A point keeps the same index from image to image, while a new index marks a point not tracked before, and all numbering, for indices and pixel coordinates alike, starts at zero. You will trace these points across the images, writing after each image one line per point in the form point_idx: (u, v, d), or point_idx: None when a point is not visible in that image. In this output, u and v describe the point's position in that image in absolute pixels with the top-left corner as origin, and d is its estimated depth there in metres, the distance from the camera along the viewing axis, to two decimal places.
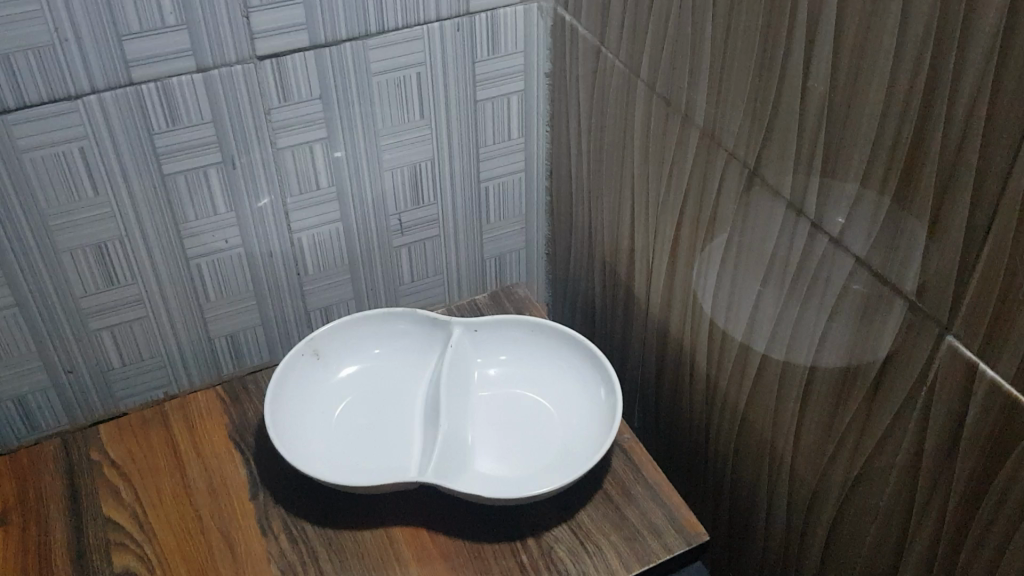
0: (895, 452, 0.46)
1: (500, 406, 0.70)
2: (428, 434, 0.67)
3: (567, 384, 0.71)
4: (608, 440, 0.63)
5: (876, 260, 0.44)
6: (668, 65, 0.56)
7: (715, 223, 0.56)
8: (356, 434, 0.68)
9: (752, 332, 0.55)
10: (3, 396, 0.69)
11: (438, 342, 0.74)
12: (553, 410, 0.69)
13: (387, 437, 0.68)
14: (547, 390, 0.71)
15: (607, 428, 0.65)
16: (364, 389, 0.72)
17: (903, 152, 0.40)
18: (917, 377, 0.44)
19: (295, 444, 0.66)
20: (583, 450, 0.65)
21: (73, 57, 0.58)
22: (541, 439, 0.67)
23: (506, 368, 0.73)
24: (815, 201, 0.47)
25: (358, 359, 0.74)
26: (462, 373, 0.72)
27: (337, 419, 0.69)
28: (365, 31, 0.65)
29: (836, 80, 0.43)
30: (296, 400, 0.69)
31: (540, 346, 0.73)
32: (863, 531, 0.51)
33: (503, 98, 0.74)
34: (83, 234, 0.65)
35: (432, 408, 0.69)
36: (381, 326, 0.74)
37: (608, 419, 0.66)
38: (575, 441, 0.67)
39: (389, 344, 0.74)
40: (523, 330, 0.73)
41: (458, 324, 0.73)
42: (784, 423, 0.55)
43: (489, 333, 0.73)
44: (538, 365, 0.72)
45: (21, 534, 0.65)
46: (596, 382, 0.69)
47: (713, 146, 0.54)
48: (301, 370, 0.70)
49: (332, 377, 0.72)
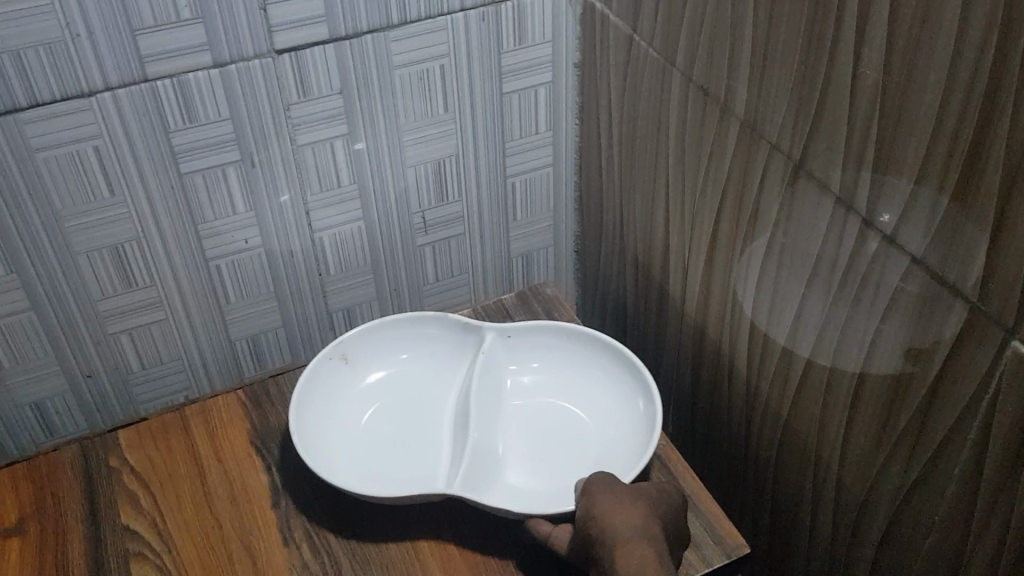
0: (953, 463, 0.43)
1: (536, 415, 0.68)
2: (458, 441, 0.65)
3: (605, 392, 0.68)
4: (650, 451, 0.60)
5: (933, 260, 0.41)
6: (706, 54, 0.53)
7: (756, 220, 0.53)
8: (385, 441, 0.66)
9: (796, 336, 0.52)
10: (20, 401, 0.68)
11: (469, 346, 0.71)
12: (588, 422, 0.67)
13: (415, 445, 0.66)
14: (584, 399, 0.68)
15: (648, 438, 0.63)
16: (394, 394, 0.70)
17: (966, 143, 0.37)
18: (978, 385, 0.41)
19: (319, 451, 0.64)
20: (623, 461, 0.63)
21: (86, 53, 0.56)
22: (578, 451, 0.65)
23: (540, 376, 0.70)
24: (866, 196, 0.44)
25: (387, 364, 0.71)
26: (495, 381, 0.69)
27: (366, 425, 0.67)
28: (387, 22, 0.62)
29: (890, 67, 0.40)
30: (320, 405, 0.67)
31: (577, 352, 0.70)
32: (916, 546, 0.48)
33: (530, 91, 0.71)
34: (99, 235, 0.63)
35: (463, 416, 0.67)
36: (410, 332, 0.72)
37: (648, 429, 0.63)
38: (614, 452, 0.64)
39: (419, 350, 0.72)
40: (559, 336, 0.70)
41: (490, 330, 0.71)
42: (831, 432, 0.52)
43: (522, 339, 0.71)
44: (575, 374, 0.70)
45: (39, 545, 0.64)
46: (636, 390, 0.66)
47: (754, 139, 0.51)
48: (328, 374, 0.68)
49: (360, 382, 0.70)
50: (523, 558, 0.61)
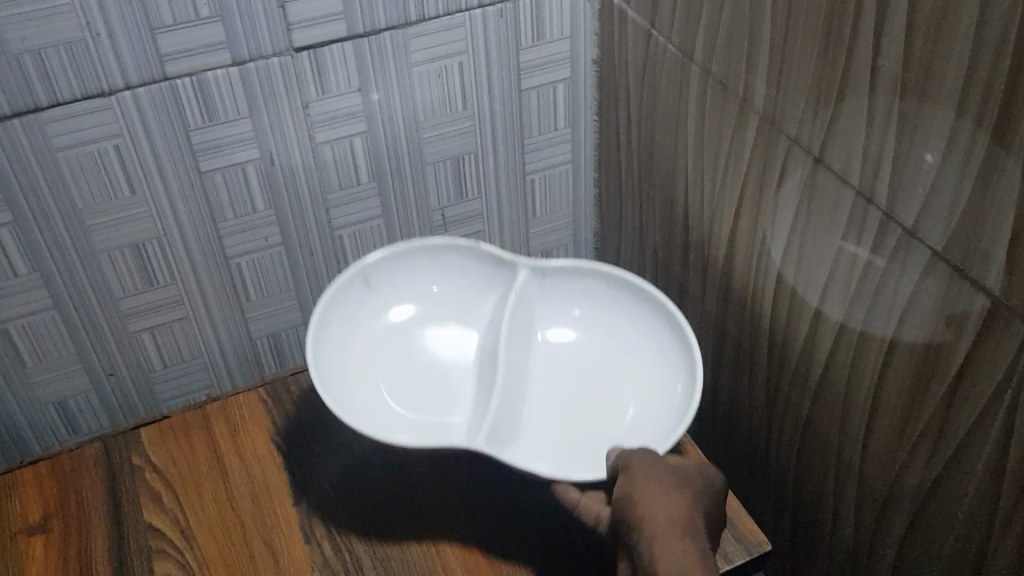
0: (976, 459, 0.43)
1: (566, 370, 0.66)
2: (481, 394, 0.64)
3: (644, 342, 0.65)
4: (689, 415, 0.58)
5: (955, 252, 0.40)
6: (724, 48, 0.53)
7: (776, 215, 0.53)
8: (403, 388, 0.65)
9: (817, 329, 0.52)
10: (44, 399, 0.68)
11: (495, 283, 0.69)
12: (621, 376, 0.65)
13: (435, 397, 0.65)
14: (623, 352, 0.66)
15: (687, 398, 0.60)
16: (413, 334, 0.68)
17: (988, 134, 0.37)
18: (1001, 379, 0.40)
19: (337, 384, 0.63)
20: (662, 423, 0.60)
21: (106, 53, 0.56)
22: (614, 412, 0.63)
23: (575, 324, 0.68)
24: (887, 189, 0.43)
25: (408, 295, 0.70)
26: (523, 325, 0.67)
27: (384, 367, 0.66)
28: (405, 19, 0.62)
29: (910, 57, 0.40)
30: (340, 337, 0.66)
31: (615, 297, 0.67)
32: (939, 543, 0.47)
33: (549, 87, 0.71)
34: (121, 233, 0.63)
35: (490, 367, 0.65)
36: (436, 262, 0.70)
37: (687, 386, 0.60)
38: (652, 413, 0.61)
39: (442, 282, 0.70)
40: (597, 280, 0.67)
41: (525, 267, 0.68)
42: (852, 427, 0.51)
43: (559, 279, 0.68)
44: (613, 323, 0.67)
45: (63, 541, 0.64)
46: (673, 340, 0.63)
47: (774, 133, 0.50)
48: (348, 302, 0.67)
49: (379, 312, 0.68)
50: (542, 558, 0.61)
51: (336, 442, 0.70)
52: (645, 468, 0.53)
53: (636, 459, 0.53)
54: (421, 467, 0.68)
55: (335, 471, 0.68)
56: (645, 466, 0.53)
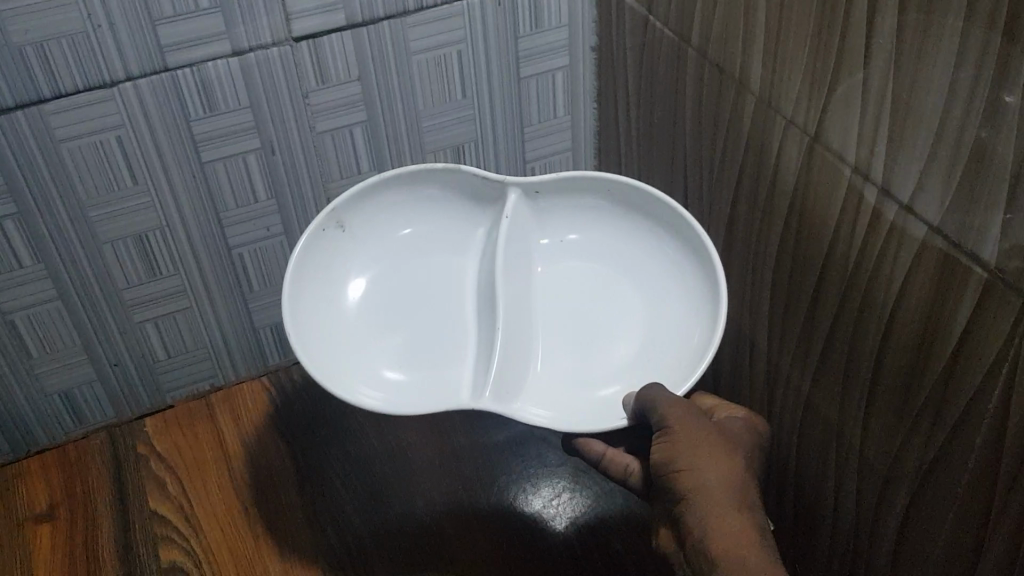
0: (975, 435, 0.43)
1: (574, 300, 0.60)
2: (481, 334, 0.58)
3: (668, 260, 0.59)
4: (707, 356, 0.52)
5: (951, 228, 0.41)
6: (721, 30, 0.53)
7: (774, 197, 0.53)
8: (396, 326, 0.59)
9: (817, 309, 0.52)
10: (49, 391, 0.69)
11: (486, 208, 0.63)
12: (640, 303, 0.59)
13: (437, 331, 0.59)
14: (644, 271, 0.60)
15: (707, 335, 0.54)
16: (404, 266, 0.62)
17: (982, 107, 0.37)
18: (998, 353, 0.40)
19: (331, 337, 0.57)
20: (683, 356, 0.55)
21: (108, 45, 0.56)
22: (635, 343, 0.57)
23: (584, 248, 0.62)
24: (883, 167, 0.44)
25: (391, 225, 0.63)
26: (520, 250, 0.61)
27: (374, 306, 0.60)
28: (404, 8, 0.62)
29: (905, 34, 0.40)
30: (326, 279, 0.59)
31: (621, 210, 0.61)
32: (939, 521, 0.48)
33: (548, 74, 0.71)
34: (124, 224, 0.64)
35: (488, 304, 0.59)
36: (418, 186, 0.62)
37: (709, 319, 0.54)
38: (673, 343, 0.56)
39: (428, 207, 0.63)
40: (605, 194, 0.61)
41: (515, 187, 0.61)
42: (852, 405, 0.52)
43: (555, 198, 0.62)
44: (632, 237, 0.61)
45: (70, 531, 0.65)
46: (694, 256, 0.57)
47: (771, 114, 0.51)
48: (329, 243, 0.60)
49: (360, 245, 0.62)
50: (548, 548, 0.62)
51: (340, 431, 0.70)
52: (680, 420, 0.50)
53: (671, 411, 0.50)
54: (424, 458, 0.68)
55: (341, 462, 0.68)
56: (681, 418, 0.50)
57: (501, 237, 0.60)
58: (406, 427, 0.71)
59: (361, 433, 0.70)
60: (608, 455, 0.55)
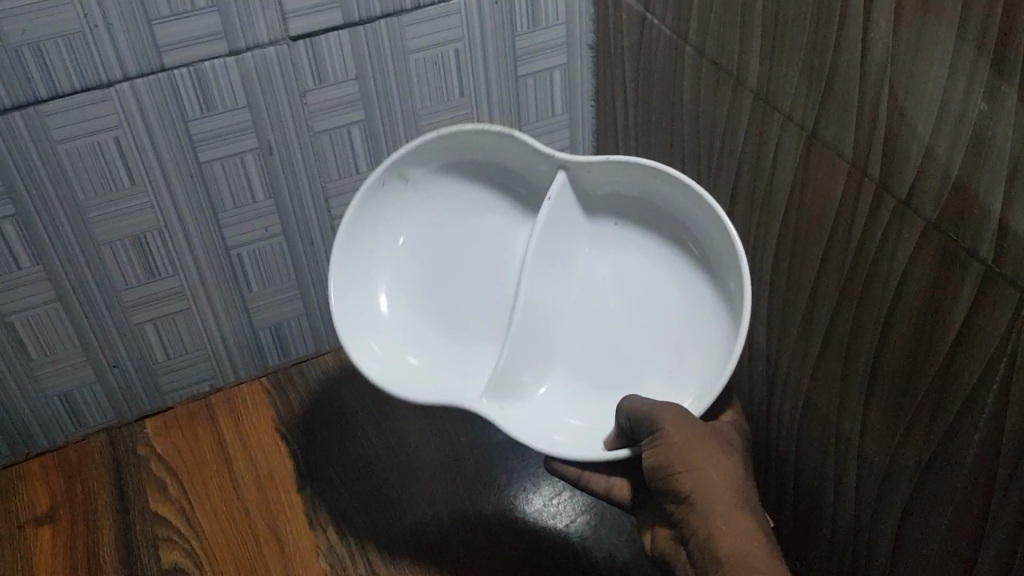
0: (974, 430, 0.43)
1: (615, 285, 0.58)
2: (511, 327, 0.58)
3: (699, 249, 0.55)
4: (710, 396, 0.51)
5: (948, 222, 0.41)
6: (717, 27, 0.53)
7: (772, 193, 0.53)
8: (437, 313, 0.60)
9: (815, 305, 0.52)
10: (49, 393, 0.69)
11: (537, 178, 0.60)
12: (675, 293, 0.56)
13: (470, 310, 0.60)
14: (681, 257, 0.56)
15: (722, 361, 0.52)
16: (454, 227, 0.61)
17: (979, 99, 0.37)
18: (996, 348, 0.40)
19: (368, 295, 0.60)
20: (701, 374, 0.53)
21: (105, 45, 0.56)
22: (668, 338, 0.56)
23: (630, 223, 0.58)
24: (880, 163, 0.44)
25: (439, 199, 0.61)
26: (563, 230, 0.59)
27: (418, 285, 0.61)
28: (401, 7, 0.62)
29: (901, 28, 0.40)
30: (374, 238, 0.60)
31: (666, 195, 0.56)
32: (938, 518, 0.48)
33: (546, 73, 0.71)
34: (122, 225, 0.64)
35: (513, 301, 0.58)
36: (473, 150, 0.60)
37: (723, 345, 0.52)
38: (699, 348, 0.54)
39: (482, 170, 0.61)
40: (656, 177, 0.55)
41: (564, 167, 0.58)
42: (851, 401, 0.52)
43: (604, 172, 0.57)
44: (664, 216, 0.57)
45: (70, 532, 0.65)
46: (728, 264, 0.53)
47: (768, 110, 0.51)
48: (382, 200, 0.59)
49: (407, 215, 0.60)
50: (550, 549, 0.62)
51: (340, 431, 0.70)
52: (681, 429, 0.50)
53: (670, 422, 0.50)
54: (424, 458, 0.68)
55: (340, 462, 0.68)
56: (680, 427, 0.50)
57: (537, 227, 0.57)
58: (406, 426, 0.71)
59: (360, 433, 0.70)
60: (586, 475, 0.57)
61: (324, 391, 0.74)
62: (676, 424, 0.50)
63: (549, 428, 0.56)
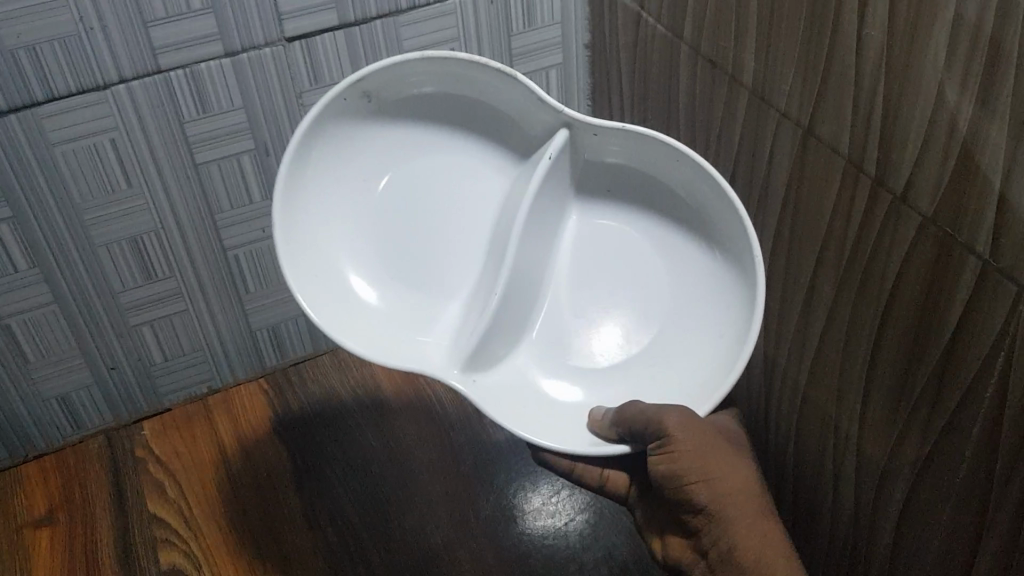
0: (972, 424, 0.43)
1: (578, 245, 0.57)
2: (481, 287, 0.55)
3: (711, 241, 0.52)
4: (709, 408, 0.49)
5: (945, 217, 0.41)
6: (713, 23, 0.53)
7: (768, 189, 0.53)
8: (394, 259, 0.56)
9: (812, 301, 0.52)
10: (46, 395, 0.69)
11: (524, 123, 0.56)
12: (672, 258, 0.54)
13: (435, 257, 0.56)
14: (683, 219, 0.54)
15: (732, 348, 0.50)
16: (424, 159, 0.56)
17: (975, 93, 0.37)
18: (994, 341, 0.40)
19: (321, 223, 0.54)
20: (705, 356, 0.52)
21: (101, 47, 0.56)
22: (659, 311, 0.54)
23: (625, 182, 0.56)
24: (876, 157, 0.44)
25: (412, 132, 0.56)
26: (557, 190, 0.56)
27: (376, 225, 0.56)
28: (396, 7, 0.62)
29: (896, 22, 0.40)
30: (334, 166, 0.54)
31: (682, 176, 0.52)
32: (937, 512, 0.48)
33: (541, 72, 0.71)
34: (119, 227, 0.64)
35: (494, 259, 0.55)
36: (455, 83, 0.55)
37: (727, 360, 0.50)
38: (700, 318, 0.53)
39: (462, 100, 0.56)
40: (674, 159, 0.51)
41: (568, 125, 0.54)
42: (849, 396, 0.52)
43: (611, 138, 0.53)
44: (657, 188, 0.54)
45: (68, 534, 0.65)
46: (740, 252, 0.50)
47: (764, 106, 0.51)
48: (344, 120, 0.54)
49: (373, 137, 0.55)
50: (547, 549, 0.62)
51: (338, 432, 0.70)
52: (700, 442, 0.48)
53: (692, 438, 0.48)
54: (423, 457, 0.68)
55: (339, 462, 0.68)
56: (702, 442, 0.49)
57: (533, 187, 0.53)
58: (403, 426, 0.71)
59: (358, 433, 0.70)
60: (575, 467, 0.58)
61: (322, 392, 0.74)
62: (699, 439, 0.48)
63: (522, 402, 0.53)
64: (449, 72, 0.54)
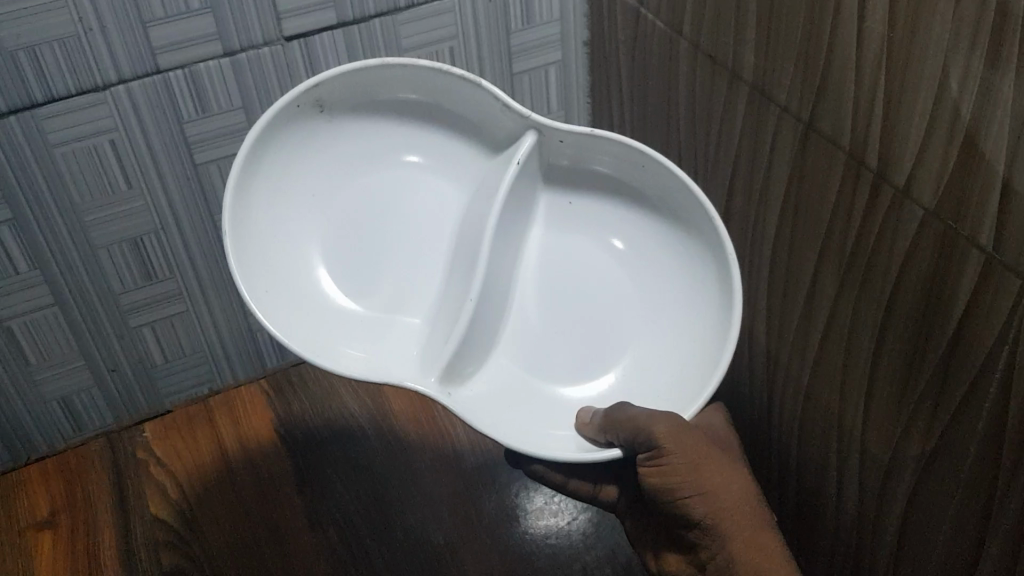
0: (976, 419, 0.43)
1: (546, 252, 0.57)
2: (448, 296, 0.54)
3: (688, 248, 0.53)
4: (692, 410, 0.49)
5: (948, 211, 0.41)
6: (712, 19, 0.53)
7: (769, 184, 0.53)
8: (355, 271, 0.55)
9: (814, 296, 0.52)
10: (47, 397, 0.68)
11: (488, 126, 0.56)
12: (648, 266, 0.54)
13: (402, 267, 0.55)
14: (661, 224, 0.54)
15: (713, 351, 0.50)
16: (384, 165, 0.56)
17: (976, 85, 0.37)
18: (998, 335, 0.40)
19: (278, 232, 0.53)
20: (685, 361, 0.52)
21: (99, 49, 0.56)
22: (631, 319, 0.54)
23: (596, 186, 0.56)
24: (877, 151, 0.43)
25: (369, 136, 0.55)
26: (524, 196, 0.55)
27: (338, 236, 0.55)
28: (395, 6, 0.62)
29: (897, 17, 0.40)
30: (288, 174, 0.53)
31: (656, 180, 0.52)
32: (942, 508, 0.48)
33: (540, 70, 0.71)
34: (119, 228, 0.63)
35: (463, 262, 0.54)
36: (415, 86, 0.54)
37: (708, 363, 0.50)
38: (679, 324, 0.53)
39: (421, 106, 0.55)
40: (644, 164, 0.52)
41: (535, 128, 0.53)
42: (852, 393, 0.52)
43: (580, 142, 0.53)
44: (629, 194, 0.55)
45: (70, 537, 0.65)
46: (716, 259, 0.51)
47: (764, 102, 0.51)
48: (297, 125, 0.53)
49: (329, 143, 0.54)
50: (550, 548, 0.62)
51: (340, 432, 0.70)
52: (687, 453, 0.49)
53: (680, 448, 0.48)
54: (425, 457, 0.68)
55: (340, 462, 0.68)
56: (691, 450, 0.49)
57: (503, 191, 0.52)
58: (405, 425, 0.71)
59: (359, 433, 0.70)
60: (572, 481, 0.57)
61: (323, 392, 0.74)
62: (686, 448, 0.49)
63: (497, 411, 0.52)
64: (416, 78, 0.53)
